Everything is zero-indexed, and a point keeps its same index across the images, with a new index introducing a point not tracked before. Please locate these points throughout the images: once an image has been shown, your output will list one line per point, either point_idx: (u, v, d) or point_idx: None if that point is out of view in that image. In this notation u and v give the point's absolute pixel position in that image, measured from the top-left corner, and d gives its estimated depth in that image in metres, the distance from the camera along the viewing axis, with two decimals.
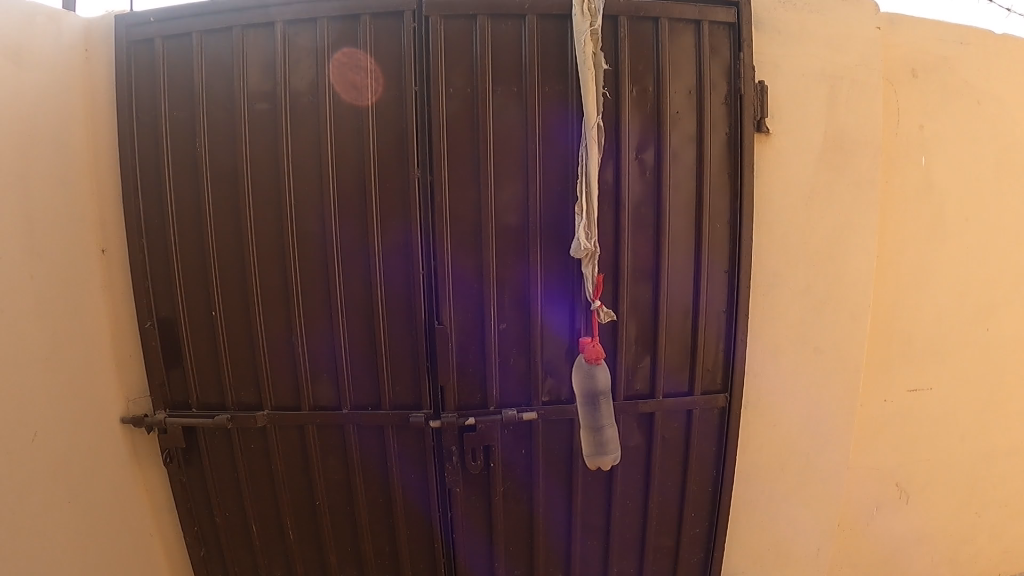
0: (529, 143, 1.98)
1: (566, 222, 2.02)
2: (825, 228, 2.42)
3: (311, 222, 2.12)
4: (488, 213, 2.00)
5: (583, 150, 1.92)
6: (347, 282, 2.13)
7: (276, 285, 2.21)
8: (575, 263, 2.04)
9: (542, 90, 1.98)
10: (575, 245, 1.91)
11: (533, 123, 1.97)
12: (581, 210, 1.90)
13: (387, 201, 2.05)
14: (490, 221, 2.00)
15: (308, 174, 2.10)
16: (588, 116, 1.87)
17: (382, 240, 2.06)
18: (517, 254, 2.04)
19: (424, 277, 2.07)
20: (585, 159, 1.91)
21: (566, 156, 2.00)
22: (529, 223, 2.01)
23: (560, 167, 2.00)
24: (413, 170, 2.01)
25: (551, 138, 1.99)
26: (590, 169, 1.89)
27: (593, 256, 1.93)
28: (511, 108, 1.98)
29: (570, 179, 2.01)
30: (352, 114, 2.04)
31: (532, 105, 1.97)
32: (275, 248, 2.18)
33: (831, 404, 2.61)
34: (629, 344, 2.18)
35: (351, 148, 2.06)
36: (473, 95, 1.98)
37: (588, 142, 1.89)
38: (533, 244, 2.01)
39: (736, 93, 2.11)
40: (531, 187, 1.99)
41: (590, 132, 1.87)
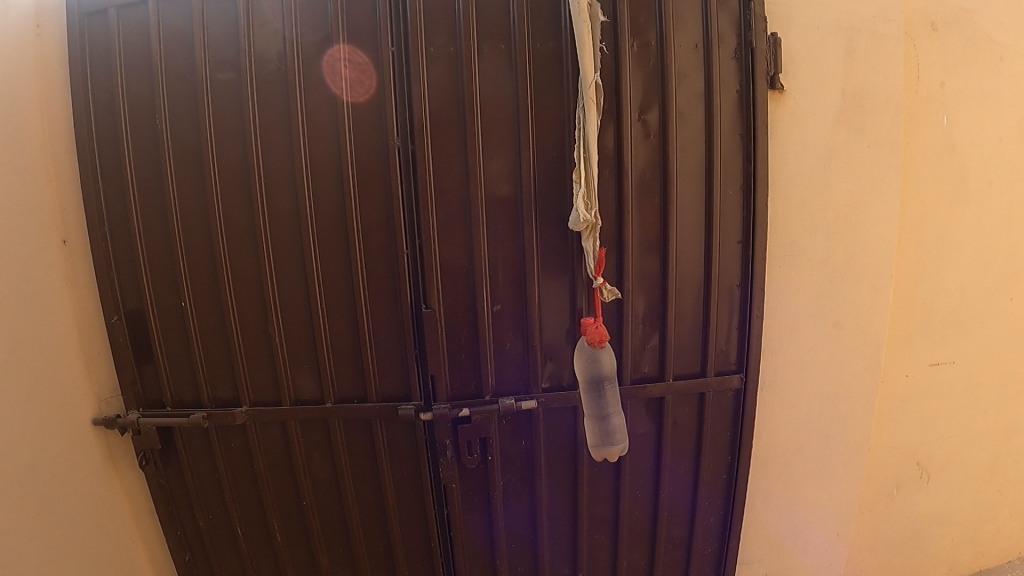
0: (520, 105, 1.78)
1: (564, 192, 1.83)
2: (844, 194, 2.24)
3: (284, 201, 1.93)
4: (476, 186, 1.80)
5: (580, 111, 1.72)
6: (327, 267, 1.94)
7: (250, 272, 2.02)
8: (575, 238, 1.84)
9: (533, 46, 1.77)
10: (574, 218, 1.72)
11: (524, 82, 1.77)
12: (580, 177, 1.72)
13: (366, 178, 1.85)
14: (480, 194, 1.81)
15: (278, 147, 1.90)
16: (585, 74, 1.67)
17: (362, 218, 1.87)
18: (511, 230, 1.85)
19: (410, 260, 1.88)
20: (583, 121, 1.71)
21: (562, 118, 1.80)
22: (524, 194, 1.81)
23: (555, 130, 1.80)
24: (393, 141, 1.81)
25: (545, 99, 1.79)
26: (588, 132, 1.69)
27: (594, 228, 1.74)
28: (500, 69, 1.78)
29: (568, 143, 1.80)
30: (323, 79, 1.83)
31: (522, 62, 1.76)
32: (246, 232, 1.99)
33: (852, 383, 2.44)
34: (636, 323, 2.00)
35: (323, 117, 1.86)
36: (455, 52, 1.78)
37: (586, 102, 1.69)
38: (529, 218, 1.82)
39: (747, 46, 1.91)
40: (524, 154, 1.80)
41: (587, 91, 1.67)
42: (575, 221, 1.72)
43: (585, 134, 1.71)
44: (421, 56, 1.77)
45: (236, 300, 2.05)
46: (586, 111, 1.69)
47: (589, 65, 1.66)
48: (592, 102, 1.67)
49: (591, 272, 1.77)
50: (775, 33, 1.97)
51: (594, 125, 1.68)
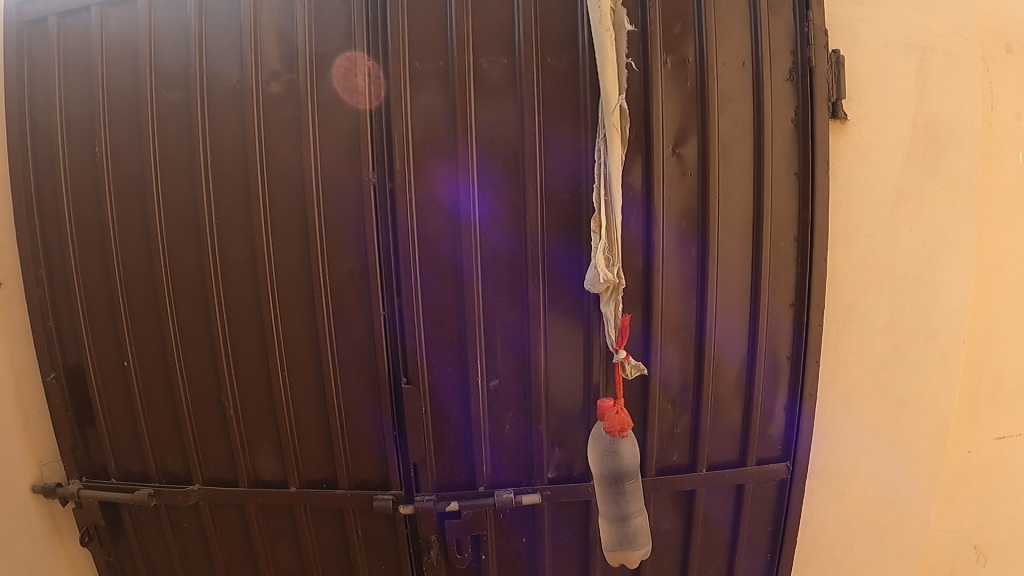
0: (527, 134, 1.43)
1: (583, 242, 1.47)
2: (911, 246, 1.88)
3: (238, 248, 1.59)
4: (469, 234, 1.45)
5: (600, 143, 1.37)
6: (289, 327, 1.60)
7: (201, 330, 1.68)
8: (591, 300, 1.49)
9: (543, 63, 1.43)
10: (591, 277, 1.37)
11: (530, 106, 1.42)
12: (600, 224, 1.36)
13: (335, 222, 1.51)
14: (474, 244, 1.45)
15: (232, 182, 1.56)
16: (606, 96, 1.33)
17: (330, 270, 1.53)
18: (512, 288, 1.49)
19: (388, 321, 1.54)
20: (603, 155, 1.37)
21: (579, 151, 1.44)
22: (530, 245, 1.46)
23: (572, 166, 1.45)
24: (367, 176, 1.46)
25: (557, 127, 1.44)
26: (609, 168, 1.35)
27: (615, 289, 1.39)
28: (501, 90, 1.43)
29: (586, 182, 1.45)
30: (286, 101, 1.50)
31: (529, 82, 1.42)
32: (196, 283, 1.64)
33: (915, 464, 2.05)
34: (665, 402, 1.65)
35: (286, 146, 1.51)
36: (448, 67, 1.43)
37: (607, 130, 1.35)
38: (535, 274, 1.47)
39: (805, 65, 1.57)
40: (531, 194, 1.44)
41: (608, 117, 1.33)
42: (591, 279, 1.37)
43: (605, 171, 1.36)
44: (405, 71, 1.43)
45: (184, 365, 1.70)
46: (608, 142, 1.35)
47: (612, 83, 1.32)
48: (615, 132, 1.33)
49: (610, 342, 1.42)
50: (838, 52, 1.64)
51: (618, 159, 1.34)
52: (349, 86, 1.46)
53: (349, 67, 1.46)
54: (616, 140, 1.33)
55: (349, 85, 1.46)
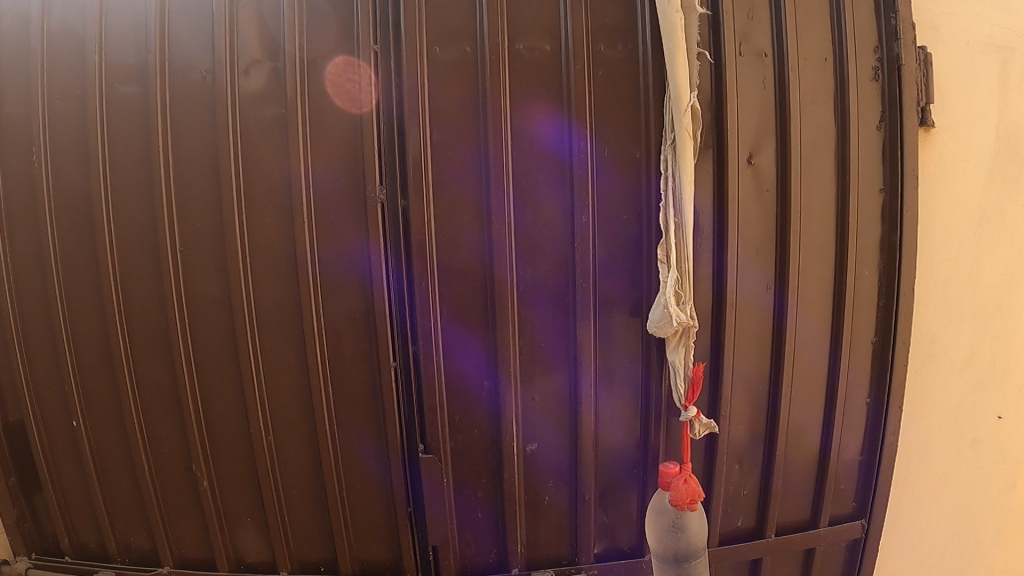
0: (574, 141, 1.09)
1: (640, 276, 1.15)
2: (994, 271, 1.64)
3: (206, 281, 1.17)
4: (503, 270, 1.10)
5: (665, 150, 1.09)
6: (275, 397, 1.18)
7: (169, 399, 1.26)
8: (654, 344, 1.18)
9: (596, 50, 1.10)
10: (655, 318, 1.10)
11: (579, 106, 1.09)
12: (668, 254, 1.09)
13: (329, 247, 1.11)
14: (510, 275, 1.10)
15: (202, 206, 1.16)
16: (677, 94, 1.06)
17: (322, 312, 1.12)
18: (559, 337, 1.16)
19: (401, 383, 1.15)
20: (667, 166, 1.09)
21: (640, 163, 1.12)
22: (581, 283, 1.12)
23: (631, 182, 1.12)
24: (376, 192, 1.08)
25: (615, 134, 1.11)
26: (678, 182, 1.07)
27: (687, 335, 1.12)
28: (544, 83, 1.09)
29: (650, 202, 1.12)
30: (267, 98, 1.11)
31: (578, 72, 1.08)
32: (161, 338, 1.22)
33: (986, 512, 1.81)
34: (734, 460, 1.38)
35: (273, 159, 1.11)
36: (475, 55, 1.08)
37: (674, 137, 1.08)
38: (583, 319, 1.14)
39: (891, 65, 1.37)
40: (581, 220, 1.11)
41: (676, 119, 1.07)
42: (659, 324, 1.09)
43: (672, 187, 1.08)
44: (415, 62, 1.07)
45: (150, 443, 1.29)
46: (675, 150, 1.08)
47: (683, 77, 1.06)
48: (688, 136, 1.06)
49: (677, 399, 1.15)
50: (923, 49, 1.45)
51: (690, 172, 1.07)
52: (345, 93, 1.08)
53: (335, 67, 1.08)
54: (687, 147, 1.06)
55: (344, 92, 1.09)
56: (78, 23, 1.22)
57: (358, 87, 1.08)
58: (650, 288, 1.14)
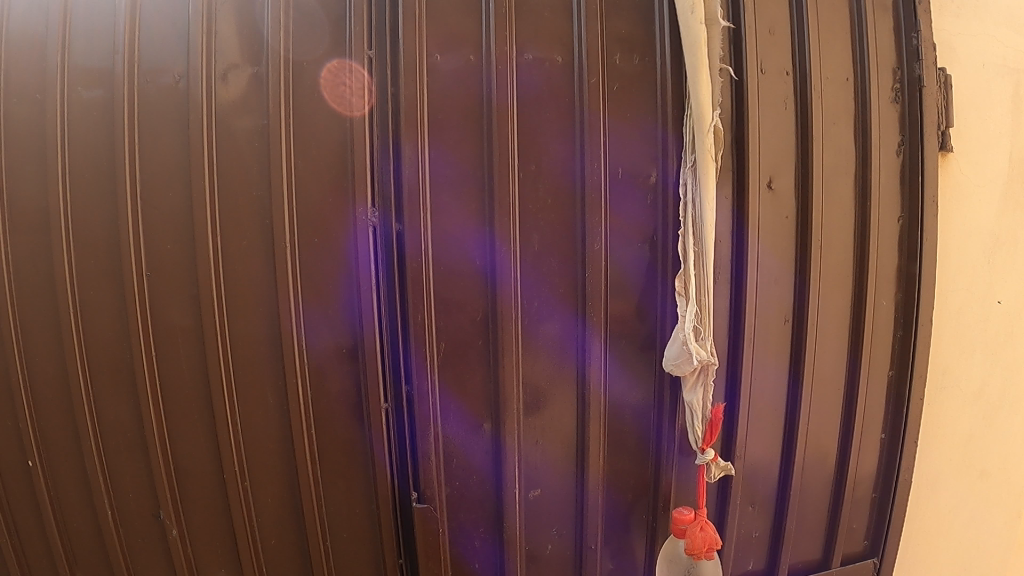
0: (583, 162, 1.00)
1: (652, 310, 1.06)
2: (1005, 300, 1.59)
3: (176, 310, 1.06)
4: (508, 302, 0.99)
5: (684, 172, 1.01)
6: (253, 440, 1.06)
7: (134, 438, 1.13)
8: (669, 381, 1.08)
9: (611, 64, 1.01)
10: (673, 353, 1.01)
11: (594, 123, 1.00)
12: (687, 286, 1.00)
13: (314, 273, 0.99)
14: (515, 306, 1.00)
15: (172, 224, 1.04)
16: (698, 117, 0.99)
17: (304, 346, 1.01)
18: (566, 376, 1.05)
19: (393, 424, 1.04)
20: (687, 191, 1.00)
21: (659, 186, 1.03)
22: (591, 317, 1.02)
23: (648, 207, 1.03)
24: (367, 214, 0.98)
25: (632, 154, 1.02)
26: (701, 209, 0.99)
27: (706, 372, 1.03)
28: (556, 98, 1.00)
29: (667, 229, 1.03)
30: (246, 107, 0.99)
31: (591, 86, 0.99)
32: (121, 370, 1.10)
33: (991, 546, 1.75)
34: (748, 502, 1.28)
35: (253, 175, 0.99)
36: (481, 65, 0.98)
37: (694, 158, 1.00)
38: (591, 356, 1.04)
39: (911, 87, 1.30)
40: (591, 249, 1.01)
41: (698, 138, 0.99)
42: (678, 362, 1.00)
43: (693, 213, 1.00)
44: (417, 70, 0.96)
45: (111, 487, 1.16)
46: (696, 173, 1.00)
47: (706, 95, 0.99)
48: (710, 158, 0.98)
49: (694, 441, 1.07)
50: (944, 71, 1.41)
51: (711, 197, 0.98)
52: (342, 100, 0.98)
53: (324, 74, 0.98)
54: (708, 170, 0.98)
55: (342, 100, 0.98)
56: (35, 21, 1.07)
57: (355, 91, 0.98)
58: (662, 321, 1.06)
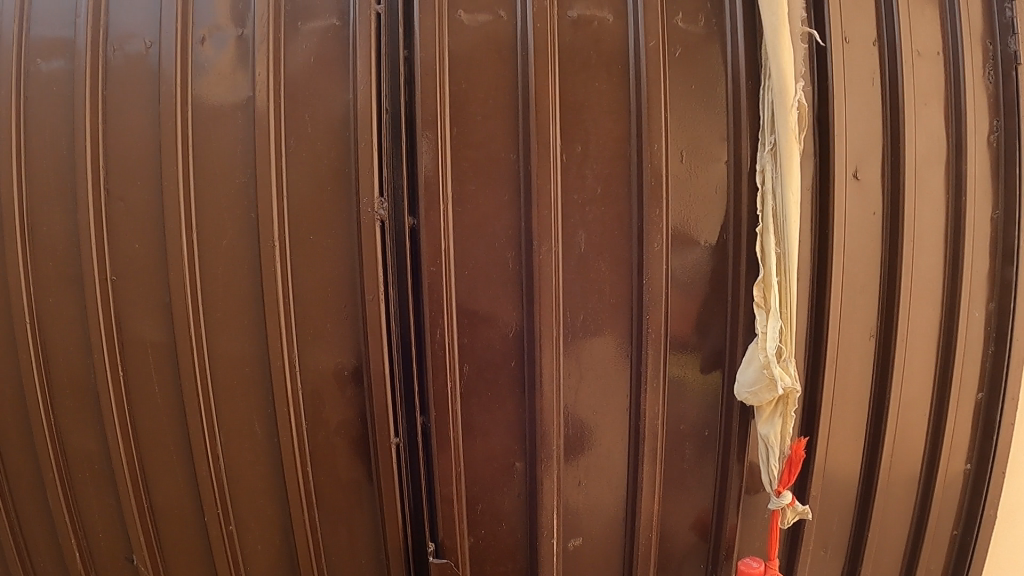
0: (640, 143, 0.80)
1: (718, 327, 0.86)
2: None
3: (147, 323, 0.88)
4: (549, 318, 0.79)
5: (762, 157, 0.82)
6: (238, 481, 0.89)
7: (103, 475, 0.96)
8: (739, 413, 0.89)
9: (671, 27, 0.82)
10: (749, 378, 0.82)
11: (656, 96, 0.80)
12: (766, 297, 0.81)
13: (308, 282, 0.80)
14: (557, 324, 0.79)
15: (140, 222, 0.86)
16: (779, 88, 0.80)
17: (297, 368, 0.82)
18: (617, 407, 0.84)
19: (404, 465, 0.84)
20: (766, 180, 0.81)
21: (731, 174, 0.83)
22: (648, 337, 0.81)
23: (719, 200, 0.83)
24: (373, 206, 0.76)
25: (700, 135, 0.82)
26: (783, 201, 0.80)
27: (786, 402, 0.85)
28: (608, 65, 0.81)
29: (740, 227, 0.83)
30: (228, 79, 0.80)
31: (650, 50, 0.80)
32: (87, 394, 0.92)
33: None
34: (820, 546, 1.10)
35: (236, 160, 0.80)
36: (515, 25, 0.80)
37: (774, 139, 0.81)
38: (650, 384, 0.82)
39: (1006, 63, 1.10)
40: (649, 249, 0.79)
41: (781, 114, 0.80)
42: (756, 390, 0.82)
43: (773, 206, 0.81)
44: (439, 29, 0.78)
45: (80, 530, 1.00)
46: (777, 157, 0.81)
47: (789, 59, 0.80)
48: (795, 138, 0.80)
49: (767, 483, 0.89)
50: None
51: (796, 187, 0.79)
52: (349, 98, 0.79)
53: (320, 40, 0.79)
54: (791, 153, 0.80)
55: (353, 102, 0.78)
56: None
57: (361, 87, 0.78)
58: (734, 338, 0.85)
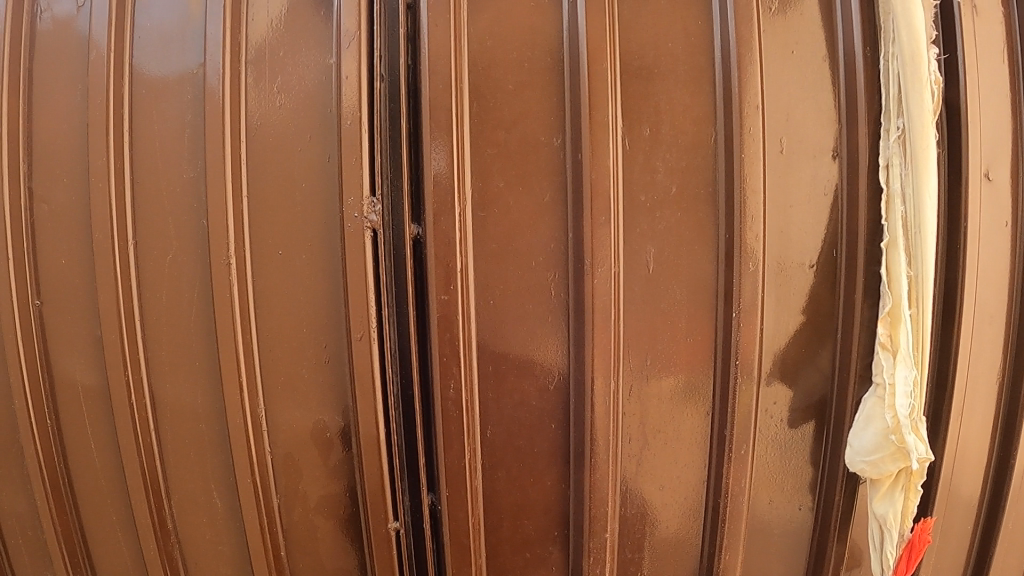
0: (729, 126, 0.59)
1: (819, 369, 0.65)
2: None
3: (79, 360, 0.68)
4: (604, 365, 0.58)
5: (886, 148, 0.60)
6: (195, 565, 0.69)
7: (38, 546, 0.77)
8: (846, 490, 0.67)
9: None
10: (865, 443, 0.62)
11: (750, 63, 0.59)
12: (894, 336, 0.61)
13: (278, 314, 0.60)
14: (614, 371, 0.59)
15: (69, 231, 0.67)
16: (913, 55, 0.59)
17: (265, 426, 0.62)
18: (688, 479, 0.63)
19: (408, 554, 0.64)
20: (892, 178, 0.60)
21: (846, 170, 0.62)
22: (735, 388, 0.60)
23: (828, 204, 0.62)
24: (361, 209, 0.56)
25: (804, 116, 0.61)
26: (916, 208, 0.59)
27: (911, 476, 0.63)
28: (682, 25, 0.60)
29: (858, 244, 0.61)
30: (174, 42, 0.61)
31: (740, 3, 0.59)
32: (8, 445, 0.73)
33: None
34: None
35: (184, 148, 0.60)
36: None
37: (902, 124, 0.60)
38: (736, 452, 0.61)
39: None
40: (739, 270, 0.59)
41: (911, 90, 0.59)
42: (877, 460, 0.62)
43: (902, 213, 0.59)
44: None
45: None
46: (907, 148, 0.59)
47: (921, 16, 0.59)
48: (932, 122, 0.58)
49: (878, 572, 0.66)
50: None
51: (932, 189, 0.59)
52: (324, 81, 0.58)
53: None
54: (927, 143, 0.59)
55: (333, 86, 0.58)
56: None
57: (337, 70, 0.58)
58: (843, 389, 0.64)
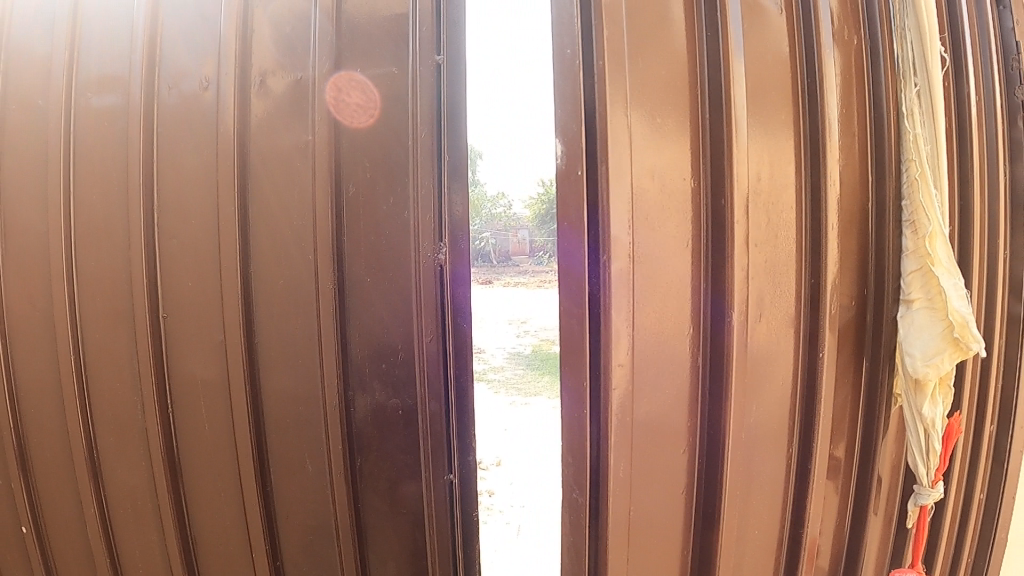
0: (805, 91, 0.80)
1: (861, 274, 0.85)
2: None
3: (194, 359, 0.86)
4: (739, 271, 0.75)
5: (907, 99, 0.84)
6: (286, 512, 0.89)
7: (147, 515, 0.92)
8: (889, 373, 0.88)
9: (813, 39, 0.81)
10: (924, 351, 0.80)
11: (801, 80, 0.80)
12: (934, 250, 0.80)
13: (367, 322, 0.85)
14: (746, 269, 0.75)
15: (191, 260, 0.85)
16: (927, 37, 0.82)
17: (359, 395, 0.87)
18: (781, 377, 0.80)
19: (454, 501, 0.89)
20: (915, 122, 0.83)
21: (874, 141, 0.87)
22: (829, 319, 0.80)
23: (852, 161, 0.84)
24: (433, 250, 0.82)
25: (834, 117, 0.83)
26: (935, 144, 0.82)
27: (942, 379, 0.82)
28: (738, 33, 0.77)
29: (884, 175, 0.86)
30: (285, 122, 0.84)
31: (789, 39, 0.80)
32: (127, 426, 0.89)
33: None
34: None
35: (296, 196, 0.84)
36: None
37: (917, 83, 0.83)
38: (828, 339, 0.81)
39: None
40: (817, 210, 0.80)
41: (927, 59, 0.82)
42: (937, 362, 0.78)
43: (926, 151, 0.82)
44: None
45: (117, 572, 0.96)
46: (924, 99, 0.83)
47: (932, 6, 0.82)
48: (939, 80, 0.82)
49: (923, 468, 0.85)
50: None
51: (942, 130, 0.82)
52: (350, 111, 0.84)
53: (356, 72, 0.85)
54: (938, 94, 0.82)
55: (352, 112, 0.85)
56: (42, 26, 0.92)
57: (359, 104, 0.84)
58: (883, 307, 0.86)
